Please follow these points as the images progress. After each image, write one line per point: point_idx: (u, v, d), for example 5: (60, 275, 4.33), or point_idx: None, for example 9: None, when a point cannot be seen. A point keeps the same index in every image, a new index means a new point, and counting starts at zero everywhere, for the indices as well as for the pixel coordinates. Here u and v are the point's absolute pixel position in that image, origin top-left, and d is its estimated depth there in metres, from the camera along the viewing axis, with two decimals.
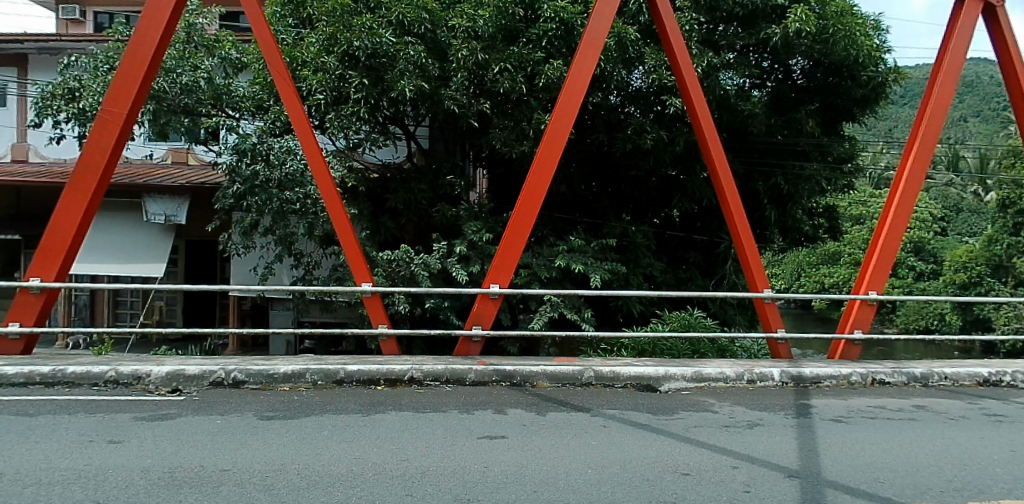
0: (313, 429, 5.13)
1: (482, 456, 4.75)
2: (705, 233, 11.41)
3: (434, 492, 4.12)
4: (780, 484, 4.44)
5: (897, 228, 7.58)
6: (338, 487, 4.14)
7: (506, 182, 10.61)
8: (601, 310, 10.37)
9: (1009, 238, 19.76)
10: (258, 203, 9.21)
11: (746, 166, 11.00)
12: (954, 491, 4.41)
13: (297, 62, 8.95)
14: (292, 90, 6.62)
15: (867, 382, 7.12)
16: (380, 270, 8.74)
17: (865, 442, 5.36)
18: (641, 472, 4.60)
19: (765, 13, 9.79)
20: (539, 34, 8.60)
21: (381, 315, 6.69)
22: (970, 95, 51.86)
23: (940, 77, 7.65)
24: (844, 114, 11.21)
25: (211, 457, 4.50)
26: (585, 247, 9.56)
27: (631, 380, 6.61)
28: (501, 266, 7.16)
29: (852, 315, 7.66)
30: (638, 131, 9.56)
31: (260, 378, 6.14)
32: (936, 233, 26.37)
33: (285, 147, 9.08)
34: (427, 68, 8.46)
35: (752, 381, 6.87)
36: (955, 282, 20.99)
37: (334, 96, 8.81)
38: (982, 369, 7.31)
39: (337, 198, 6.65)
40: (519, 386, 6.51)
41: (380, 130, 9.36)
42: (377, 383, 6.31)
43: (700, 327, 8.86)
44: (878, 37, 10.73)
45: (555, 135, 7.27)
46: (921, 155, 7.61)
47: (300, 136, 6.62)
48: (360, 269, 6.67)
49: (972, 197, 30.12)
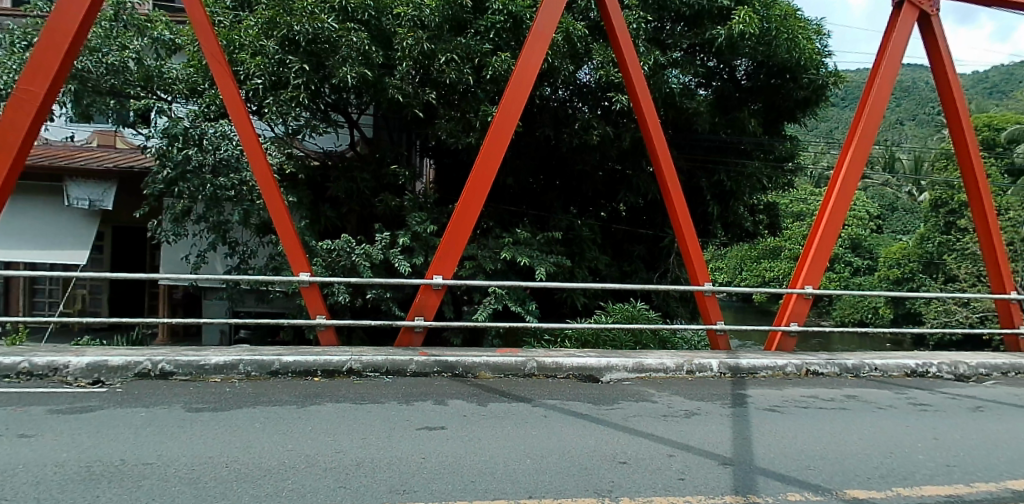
0: (245, 421, 4.99)
1: (420, 448, 4.69)
2: (650, 227, 11.62)
3: (369, 484, 4.05)
4: (714, 471, 4.54)
5: (833, 226, 7.82)
6: (268, 479, 4.04)
7: (453, 172, 10.58)
8: (546, 302, 10.40)
9: (940, 236, 20.48)
10: (190, 190, 8.90)
11: (690, 163, 11.18)
12: (879, 478, 4.56)
13: (234, 45, 8.67)
14: (228, 73, 6.41)
15: (801, 372, 7.32)
16: (319, 260, 8.54)
17: (797, 431, 5.50)
18: (579, 460, 4.63)
19: (711, 14, 9.96)
20: (486, 26, 8.64)
21: (319, 305, 6.53)
22: (907, 99, 53.93)
23: (876, 82, 7.92)
24: (786, 115, 11.57)
25: (134, 450, 4.34)
26: (531, 239, 9.58)
27: (573, 370, 6.65)
28: (445, 256, 7.10)
29: (789, 309, 7.87)
30: (584, 127, 9.65)
31: (188, 369, 5.94)
32: (871, 231, 27.45)
33: (220, 132, 8.78)
34: (371, 56, 8.31)
35: (690, 371, 7.00)
36: (890, 278, 22.28)
37: (273, 81, 8.58)
38: (910, 360, 7.59)
39: (274, 184, 6.48)
40: (460, 376, 6.46)
41: (322, 117, 9.10)
42: (313, 374, 6.19)
43: (642, 318, 8.98)
44: (819, 41, 11.08)
45: (503, 123, 7.23)
46: (858, 155, 7.86)
47: (235, 119, 6.40)
48: (298, 258, 6.51)
49: (906, 197, 31.61)
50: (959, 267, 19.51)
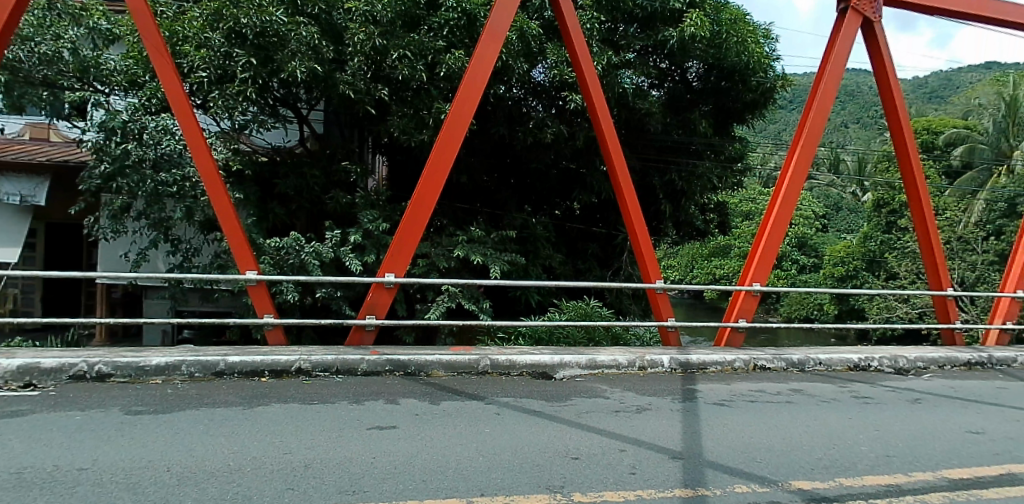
0: (188, 423, 4.84)
1: (371, 448, 4.62)
2: (604, 225, 11.70)
3: (318, 485, 3.98)
4: (665, 465, 4.59)
5: (780, 224, 8.01)
6: (212, 482, 3.93)
7: (406, 170, 10.47)
8: (500, 300, 10.38)
9: (882, 234, 21.23)
10: (130, 186, 8.62)
11: (643, 162, 11.30)
12: (822, 469, 4.68)
13: (178, 36, 8.44)
14: (171, 66, 6.20)
15: (749, 367, 7.46)
16: (267, 258, 8.36)
17: (745, 424, 5.61)
18: (531, 457, 4.62)
19: (663, 16, 10.08)
20: (439, 22, 8.62)
21: (266, 304, 6.40)
22: (852, 103, 55.73)
23: (822, 85, 8.12)
24: (735, 117, 11.79)
25: (69, 456, 4.16)
26: (485, 238, 9.56)
27: (527, 367, 6.66)
28: (397, 254, 7.01)
29: (737, 305, 8.02)
30: (539, 125, 9.69)
31: (128, 370, 5.74)
32: (817, 230, 28.28)
33: (161, 126, 8.51)
34: (321, 50, 8.19)
35: (642, 368, 7.08)
36: (834, 275, 22.64)
37: (218, 74, 8.34)
38: (852, 355, 7.81)
39: (219, 180, 6.31)
40: (413, 375, 6.39)
41: (270, 112, 8.96)
42: (260, 374, 6.05)
43: (596, 316, 9.05)
44: (767, 45, 11.34)
45: (457, 120, 7.18)
46: (803, 156, 8.07)
47: (179, 114, 6.21)
48: (245, 257, 6.37)
49: (850, 197, 32.78)
50: (900, 265, 20.22)
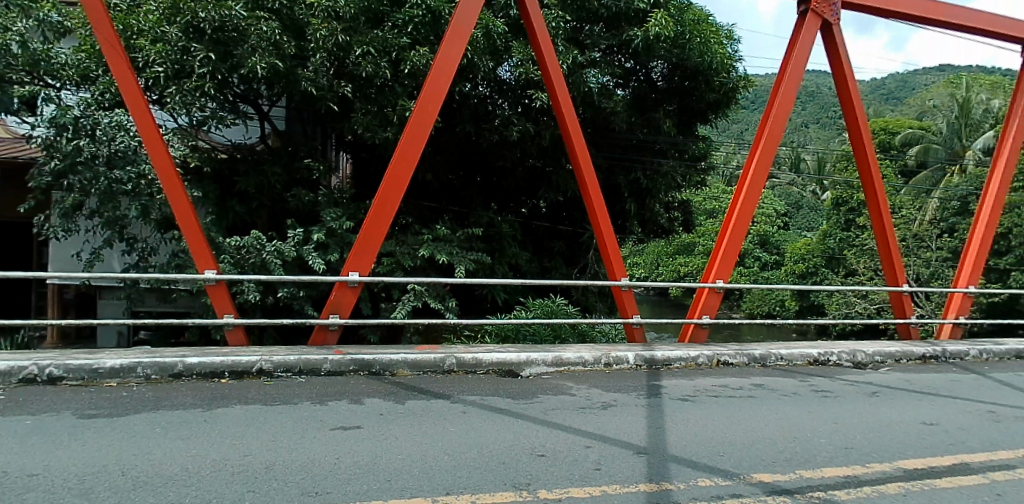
0: (145, 426, 4.72)
1: (335, 448, 4.56)
2: (570, 223, 11.72)
3: (280, 487, 3.92)
4: (630, 460, 4.62)
5: (742, 222, 8.13)
6: (170, 486, 3.84)
7: (370, 168, 10.41)
8: (466, 299, 10.34)
9: (841, 232, 21.76)
10: (81, 183, 8.39)
11: (609, 160, 11.29)
12: (783, 461, 4.76)
13: (131, 30, 8.19)
14: (124, 60, 6.05)
15: (713, 363, 7.55)
16: (227, 257, 8.19)
17: (709, 418, 5.68)
18: (496, 455, 4.61)
19: (628, 16, 10.15)
20: (404, 19, 8.50)
21: (226, 304, 6.27)
22: (812, 103, 56.92)
23: (783, 85, 8.24)
24: (699, 117, 11.95)
25: (19, 462, 4.03)
26: (451, 236, 9.52)
27: (493, 365, 6.66)
28: (362, 252, 6.94)
29: (701, 302, 8.11)
30: (504, 123, 9.66)
31: (81, 373, 5.58)
32: (778, 227, 28.83)
33: (115, 122, 8.33)
34: (282, 46, 8.06)
35: (608, 364, 7.11)
36: (796, 272, 22.99)
37: (176, 69, 8.12)
38: (812, 349, 7.96)
39: (176, 178, 6.19)
40: (377, 375, 6.33)
41: (229, 108, 8.79)
42: (220, 375, 5.92)
43: (562, 313, 9.08)
44: (730, 46, 11.51)
45: (422, 117, 7.12)
46: (765, 155, 8.19)
47: (133, 108, 6.05)
48: (203, 256, 6.24)
49: (810, 195, 33.59)
50: (858, 262, 20.72)
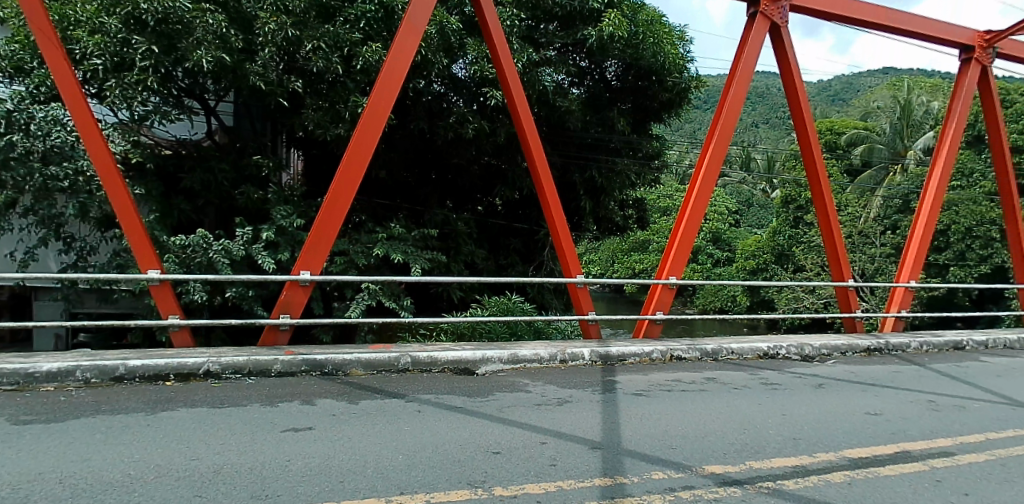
0: (85, 431, 4.54)
1: (286, 450, 4.47)
2: (525, 221, 11.73)
3: (229, 491, 3.82)
4: (585, 455, 4.64)
5: (694, 219, 8.25)
6: (111, 493, 3.70)
7: (321, 164, 10.31)
8: (421, 297, 10.26)
9: (789, 230, 22.09)
10: (15, 180, 7.95)
11: (564, 159, 11.40)
12: (734, 453, 4.84)
13: (67, 21, 7.90)
14: (59, 51, 5.81)
15: (666, 358, 7.65)
16: (172, 256, 7.96)
17: (662, 412, 5.74)
18: (450, 453, 4.57)
19: (582, 15, 10.20)
20: (355, 14, 8.44)
21: (171, 305, 6.09)
22: (762, 104, 58.31)
23: (733, 86, 8.39)
24: (652, 116, 12.09)
25: None
26: (406, 235, 9.43)
27: (448, 364, 6.61)
28: (312, 251, 6.80)
29: (655, 298, 8.20)
30: (460, 120, 9.51)
31: (14, 378, 5.34)
32: (730, 225, 29.45)
33: (51, 116, 8.08)
34: (229, 39, 7.80)
35: (564, 361, 7.13)
36: (747, 268, 23.61)
37: (115, 62, 7.84)
38: (762, 343, 8.14)
39: (115, 174, 5.97)
40: (330, 375, 6.22)
41: (174, 103, 8.43)
42: (165, 378, 5.75)
43: (518, 310, 9.07)
44: (683, 46, 11.67)
45: (376, 113, 7.01)
46: (716, 154, 8.33)
47: (69, 101, 5.81)
48: (146, 255, 6.03)
49: (761, 194, 34.54)
50: (806, 258, 21.32)
